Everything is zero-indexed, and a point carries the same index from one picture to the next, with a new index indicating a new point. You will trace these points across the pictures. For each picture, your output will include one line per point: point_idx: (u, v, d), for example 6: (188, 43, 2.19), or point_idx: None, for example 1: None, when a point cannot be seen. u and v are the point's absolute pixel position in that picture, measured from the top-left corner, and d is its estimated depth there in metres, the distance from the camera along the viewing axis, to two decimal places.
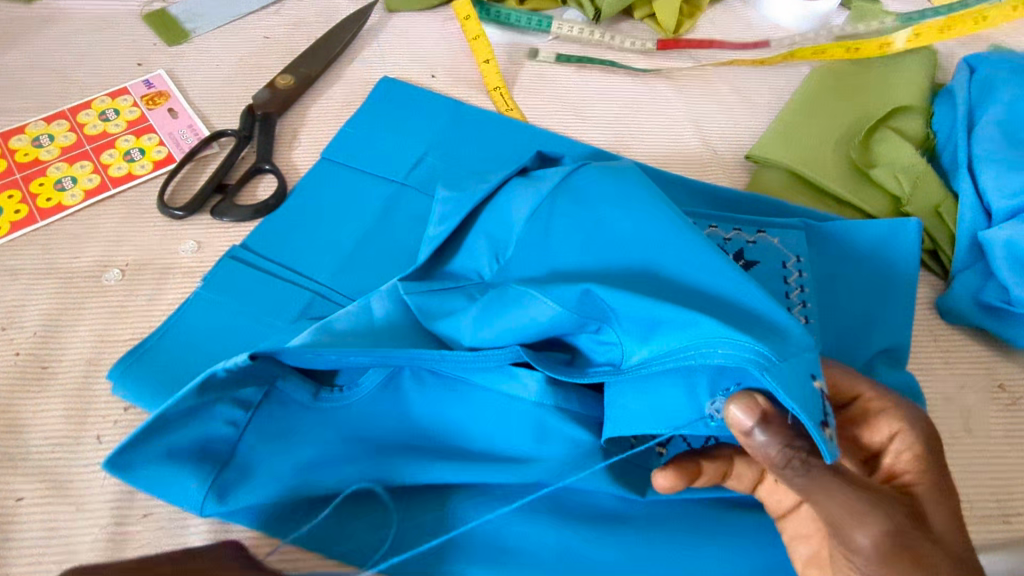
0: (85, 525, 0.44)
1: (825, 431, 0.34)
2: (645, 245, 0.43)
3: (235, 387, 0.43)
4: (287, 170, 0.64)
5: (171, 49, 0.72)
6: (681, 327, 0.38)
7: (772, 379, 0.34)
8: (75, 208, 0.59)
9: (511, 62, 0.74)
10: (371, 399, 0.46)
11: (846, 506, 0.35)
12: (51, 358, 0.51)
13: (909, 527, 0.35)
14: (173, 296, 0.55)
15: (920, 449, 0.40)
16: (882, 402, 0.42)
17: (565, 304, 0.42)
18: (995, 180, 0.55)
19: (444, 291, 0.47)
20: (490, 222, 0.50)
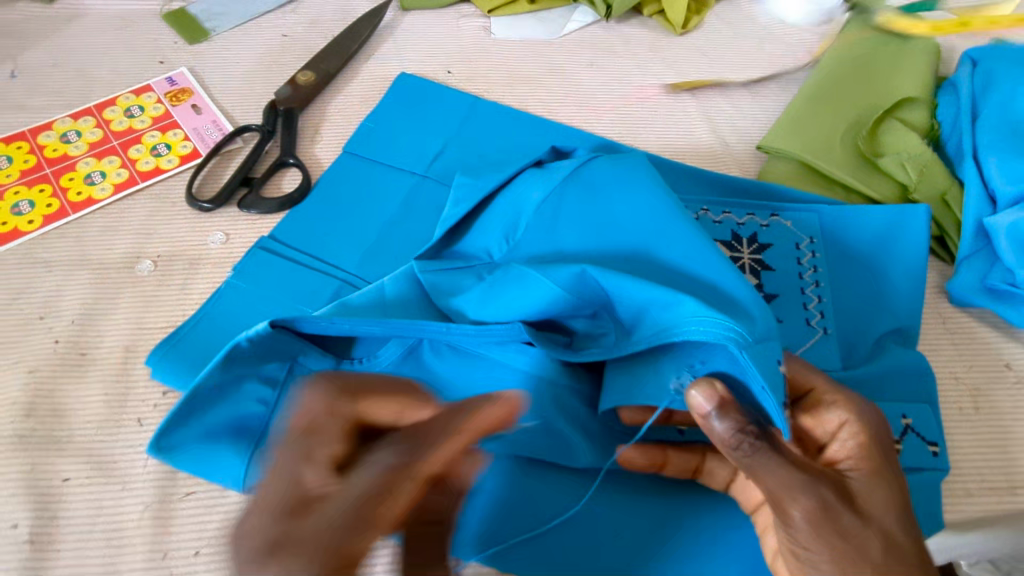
0: (131, 502, 0.45)
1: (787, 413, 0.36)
2: (643, 232, 0.45)
3: (260, 364, 0.44)
4: (310, 163, 0.66)
5: (192, 47, 0.74)
6: (667, 308, 0.40)
7: (749, 357, 0.36)
8: (106, 201, 0.61)
9: (525, 58, 0.76)
10: (393, 368, 0.46)
11: (785, 484, 0.35)
12: (89, 346, 0.52)
13: (844, 508, 0.35)
14: (204, 285, 0.57)
15: (866, 438, 0.38)
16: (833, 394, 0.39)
17: (561, 285, 0.43)
18: (999, 169, 0.57)
19: (454, 269, 0.49)
20: (503, 205, 0.51)
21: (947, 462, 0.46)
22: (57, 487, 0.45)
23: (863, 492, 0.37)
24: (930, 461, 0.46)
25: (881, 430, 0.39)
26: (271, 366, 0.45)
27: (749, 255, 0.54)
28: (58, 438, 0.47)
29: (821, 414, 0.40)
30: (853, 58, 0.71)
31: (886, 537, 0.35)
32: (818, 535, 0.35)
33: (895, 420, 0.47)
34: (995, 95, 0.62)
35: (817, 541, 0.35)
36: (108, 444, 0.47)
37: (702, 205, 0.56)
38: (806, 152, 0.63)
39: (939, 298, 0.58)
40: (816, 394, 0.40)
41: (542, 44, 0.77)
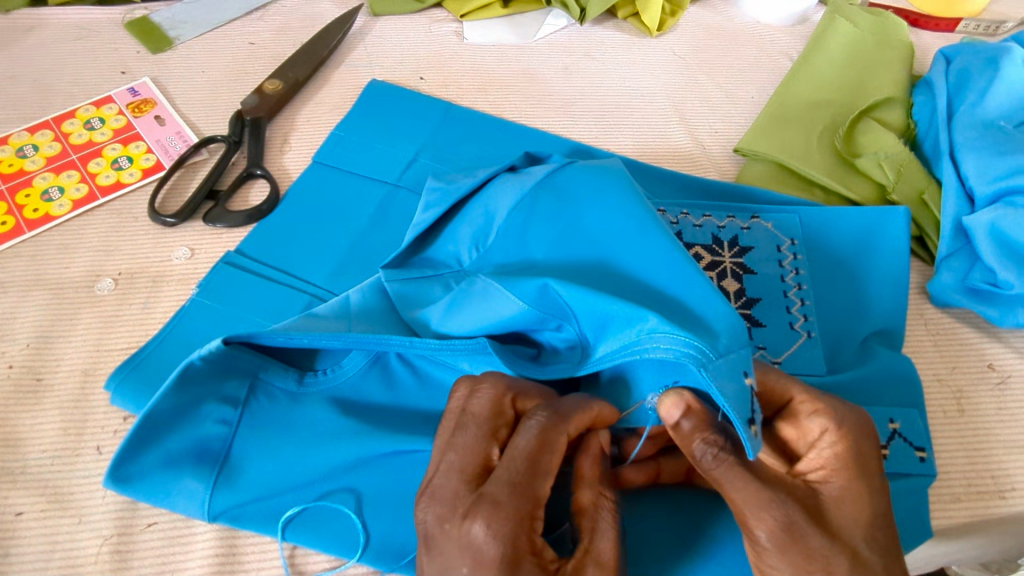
0: (88, 536, 0.43)
1: (751, 428, 0.34)
2: (612, 243, 0.44)
3: (219, 383, 0.43)
4: (279, 174, 0.64)
5: (155, 57, 0.72)
6: (629, 322, 0.38)
7: (709, 375, 0.35)
8: (64, 218, 0.58)
9: (499, 63, 0.74)
10: (358, 379, 0.45)
11: (750, 496, 0.34)
12: (46, 370, 0.50)
13: (810, 525, 0.34)
14: (167, 304, 0.54)
15: (843, 449, 0.36)
16: (814, 403, 0.37)
17: (527, 300, 0.41)
18: (976, 167, 0.56)
19: (419, 279, 0.48)
20: (475, 211, 0.49)
21: (935, 467, 0.46)
22: (10, 522, 0.43)
23: (835, 507, 0.35)
24: (917, 466, 0.45)
25: (863, 440, 0.37)
26: (230, 384, 0.43)
27: (730, 259, 0.53)
28: (12, 470, 0.45)
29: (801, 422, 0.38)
30: (832, 61, 0.71)
31: (853, 554, 0.34)
32: (780, 552, 0.34)
33: (882, 425, 0.46)
34: (967, 94, 0.61)
35: (780, 560, 0.34)
36: (65, 475, 0.45)
37: (681, 208, 0.55)
38: (782, 154, 0.62)
39: (921, 299, 0.58)
40: (797, 403, 0.38)
41: (516, 48, 0.76)
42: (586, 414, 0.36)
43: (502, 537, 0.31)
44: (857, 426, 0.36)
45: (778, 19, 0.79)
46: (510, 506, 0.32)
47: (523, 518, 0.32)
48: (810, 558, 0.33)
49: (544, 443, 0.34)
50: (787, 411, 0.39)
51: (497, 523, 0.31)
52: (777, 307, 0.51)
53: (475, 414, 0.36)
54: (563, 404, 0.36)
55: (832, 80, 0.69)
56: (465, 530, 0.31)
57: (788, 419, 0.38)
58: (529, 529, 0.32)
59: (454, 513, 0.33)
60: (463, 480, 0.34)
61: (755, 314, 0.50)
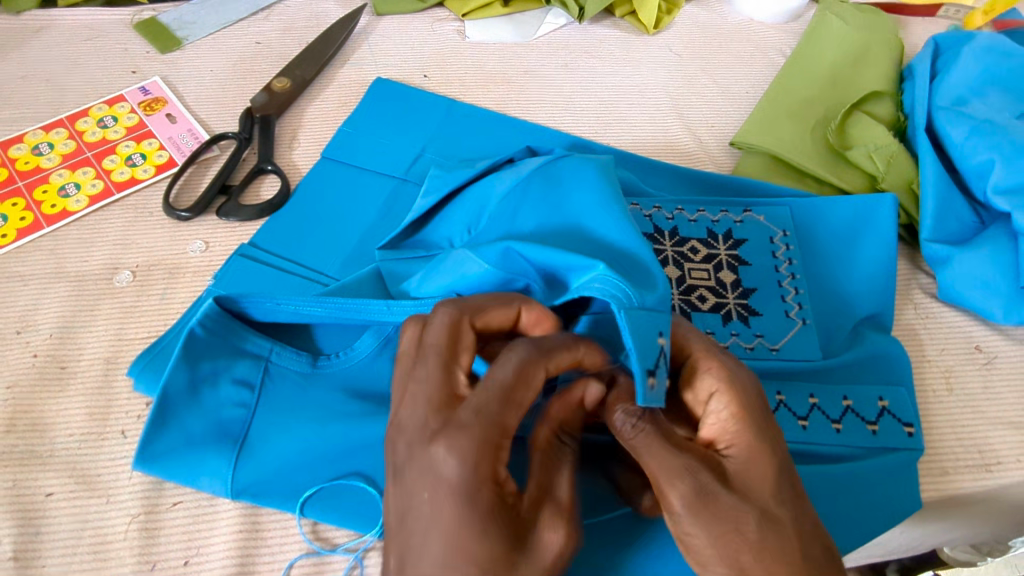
0: (116, 515, 0.45)
1: (649, 379, 0.34)
2: (583, 213, 0.45)
3: (232, 363, 0.46)
4: (289, 170, 0.65)
5: (164, 57, 0.73)
6: (578, 274, 0.40)
7: (627, 316, 0.36)
8: (80, 214, 0.60)
9: (500, 61, 0.76)
10: (370, 361, 0.47)
11: (658, 465, 0.33)
12: (69, 359, 0.52)
13: (716, 491, 0.32)
14: (185, 294, 0.56)
15: (737, 407, 0.35)
16: (707, 360, 0.36)
17: (490, 262, 0.43)
18: (1004, 166, 0.57)
19: (409, 258, 0.52)
20: (472, 196, 0.52)
21: (922, 441, 0.48)
22: (41, 502, 0.45)
23: (741, 472, 0.33)
24: (905, 441, 0.48)
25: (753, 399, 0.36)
26: (241, 364, 0.46)
27: (726, 251, 0.55)
28: (41, 453, 0.47)
29: (697, 381, 0.36)
30: (825, 58, 0.73)
31: (764, 511, 0.32)
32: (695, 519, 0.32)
33: (872, 402, 0.49)
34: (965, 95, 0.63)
35: (693, 528, 0.32)
36: (91, 458, 0.47)
37: (676, 204, 0.57)
38: (778, 146, 0.64)
39: (911, 284, 0.60)
40: (694, 361, 0.37)
41: (517, 46, 0.78)
42: (571, 354, 0.35)
43: (468, 462, 0.30)
44: (745, 383, 0.36)
45: (770, 17, 0.81)
46: (475, 433, 0.31)
47: (488, 445, 0.31)
48: (721, 525, 0.32)
49: (521, 379, 0.33)
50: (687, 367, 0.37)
51: (460, 445, 0.31)
52: (771, 294, 0.53)
53: (431, 346, 0.35)
54: (550, 340, 0.35)
55: (819, 75, 0.71)
56: (432, 454, 0.31)
57: (685, 378, 0.37)
58: (494, 459, 0.31)
59: (420, 438, 0.32)
60: (431, 409, 0.33)
61: (752, 304, 0.52)
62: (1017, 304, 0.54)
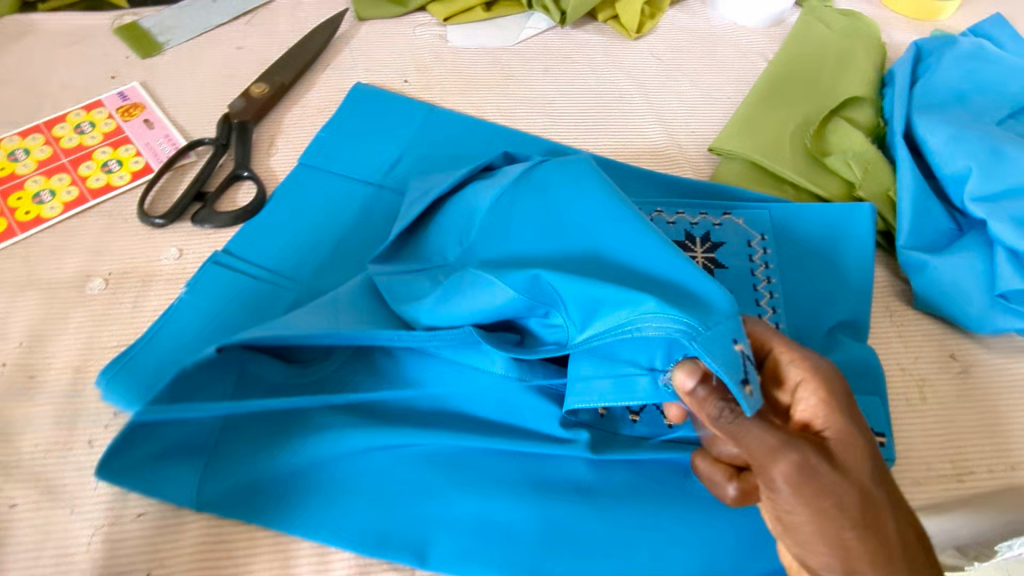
0: (79, 526, 0.44)
1: (746, 388, 0.36)
2: (596, 230, 0.45)
3: (204, 373, 0.42)
4: (265, 176, 0.65)
5: (143, 61, 0.73)
6: (625, 304, 0.40)
7: (699, 346, 0.37)
8: (54, 220, 0.60)
9: (481, 65, 0.76)
10: (342, 369, 0.48)
11: (762, 446, 0.36)
12: (38, 368, 0.51)
13: (822, 466, 0.36)
14: (157, 302, 0.56)
15: (827, 394, 0.39)
16: (792, 352, 0.40)
17: (519, 289, 0.43)
18: (980, 174, 0.57)
19: (411, 273, 0.50)
20: (456, 210, 0.52)
21: (893, 451, 0.48)
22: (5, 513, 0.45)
23: (838, 451, 0.37)
24: (877, 451, 0.48)
25: (839, 388, 0.40)
26: (217, 375, 0.43)
27: (702, 254, 0.54)
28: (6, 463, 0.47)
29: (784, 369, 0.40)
30: (807, 64, 0.72)
31: (863, 490, 0.36)
32: (798, 494, 0.35)
33: None
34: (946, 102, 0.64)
35: (798, 503, 0.35)
36: (57, 468, 0.47)
37: (655, 206, 0.57)
38: (759, 153, 0.64)
39: (888, 291, 0.60)
40: (777, 351, 0.41)
41: (498, 50, 0.78)
42: None
43: None
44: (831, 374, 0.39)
45: (756, 22, 0.82)
46: None
47: None
48: (825, 501, 0.35)
49: None
50: (767, 360, 0.41)
51: None
52: (747, 299, 0.52)
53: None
54: None
55: (800, 80, 0.71)
56: None
57: (769, 368, 0.41)
58: None
59: None
60: None
61: None
62: (988, 313, 0.55)
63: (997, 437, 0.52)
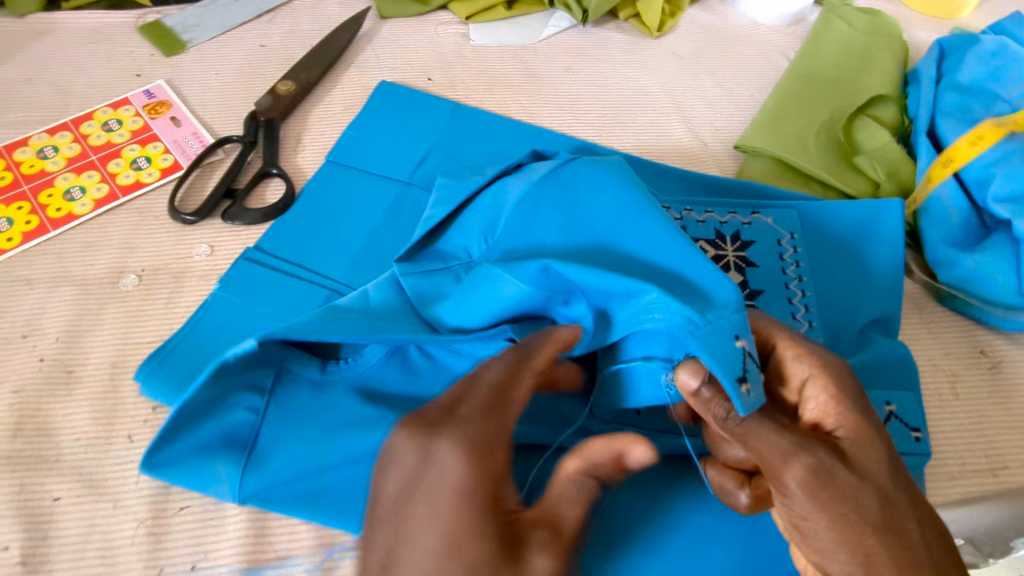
0: (123, 520, 0.45)
1: (742, 386, 0.37)
2: (613, 228, 0.46)
3: (248, 370, 0.45)
4: (293, 173, 0.65)
5: (168, 60, 0.73)
6: (634, 299, 0.41)
7: (699, 341, 0.38)
8: (86, 217, 0.60)
9: (504, 63, 0.76)
10: (378, 368, 0.48)
11: (774, 451, 0.37)
12: (75, 363, 0.52)
13: (837, 472, 0.36)
14: (190, 298, 0.56)
15: (836, 393, 0.39)
16: (796, 350, 0.41)
17: (530, 281, 0.44)
18: (1005, 174, 0.56)
19: (433, 271, 0.50)
20: (483, 206, 0.52)
21: (929, 446, 0.48)
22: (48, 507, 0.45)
23: (852, 453, 0.37)
24: (912, 446, 0.48)
25: (849, 386, 0.40)
26: (258, 372, 0.46)
27: (733, 252, 0.55)
28: (47, 458, 0.47)
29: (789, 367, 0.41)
30: (827, 61, 0.73)
31: (879, 493, 0.36)
32: (813, 499, 0.36)
33: (881, 407, 0.49)
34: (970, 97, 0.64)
35: (813, 510, 0.36)
36: (97, 462, 0.47)
37: (684, 205, 0.57)
38: (784, 151, 0.64)
39: (916, 288, 0.60)
40: (780, 348, 0.41)
41: (520, 48, 0.78)
42: None
43: None
44: (837, 372, 0.40)
45: (774, 19, 0.82)
46: None
47: None
48: (841, 507, 0.35)
49: None
50: (772, 357, 0.42)
51: None
52: (778, 296, 0.53)
53: (486, 378, 0.38)
54: None
55: (822, 78, 0.71)
56: None
57: (776, 366, 0.42)
58: None
59: None
60: None
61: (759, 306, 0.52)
62: (1015, 309, 0.55)
63: None
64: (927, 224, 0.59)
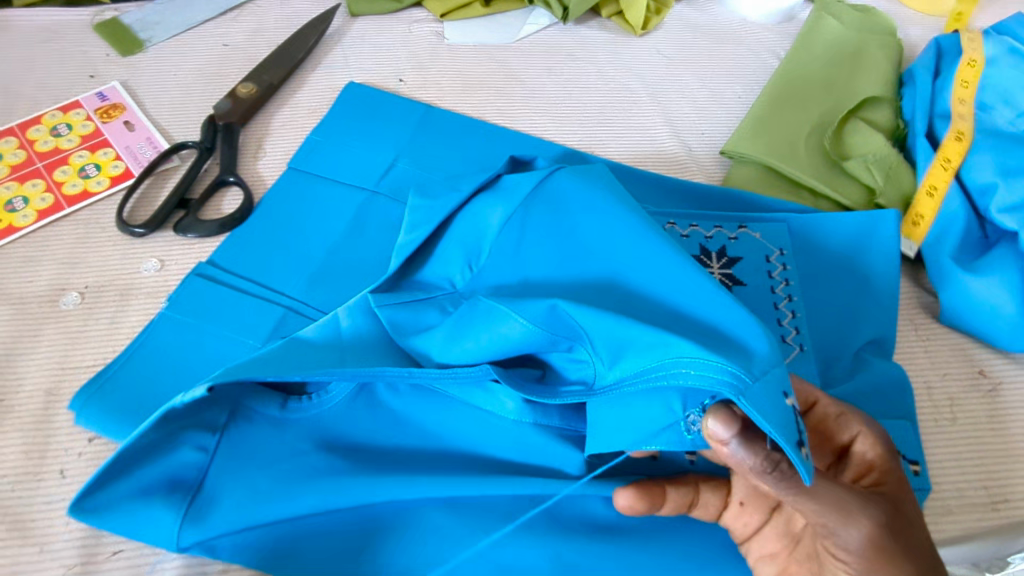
0: (50, 566, 0.42)
1: (802, 450, 0.32)
2: (622, 261, 0.42)
3: (198, 413, 0.42)
4: (253, 182, 0.62)
5: (125, 60, 0.69)
6: (657, 351, 0.36)
7: (747, 403, 0.33)
8: (27, 230, 0.56)
9: (480, 63, 0.73)
10: (343, 408, 0.44)
11: (842, 501, 0.34)
12: (7, 391, 0.48)
13: (897, 527, 0.35)
14: (136, 318, 0.53)
15: (883, 444, 0.39)
16: (837, 406, 0.40)
17: (534, 321, 0.40)
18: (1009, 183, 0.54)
19: (413, 303, 0.45)
20: (462, 232, 0.48)
21: (928, 481, 0.45)
22: None
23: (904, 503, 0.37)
24: (913, 481, 0.45)
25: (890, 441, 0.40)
26: (209, 411, 0.42)
27: (718, 270, 0.51)
28: None
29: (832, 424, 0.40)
30: (819, 61, 0.69)
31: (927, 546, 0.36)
32: (875, 554, 0.34)
33: None
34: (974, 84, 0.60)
35: (876, 563, 0.34)
36: (26, 501, 0.44)
37: (667, 218, 0.54)
38: (774, 158, 0.61)
39: (912, 303, 0.56)
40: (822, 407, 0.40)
41: (497, 48, 0.74)
42: None
43: None
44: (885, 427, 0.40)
45: (762, 17, 0.78)
46: None
47: None
48: (898, 559, 0.34)
49: None
50: (812, 414, 0.41)
51: None
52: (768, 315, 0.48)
53: None
54: None
55: (817, 80, 0.67)
56: None
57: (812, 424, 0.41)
58: None
59: None
60: None
61: None
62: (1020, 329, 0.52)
63: None
64: (936, 216, 0.56)
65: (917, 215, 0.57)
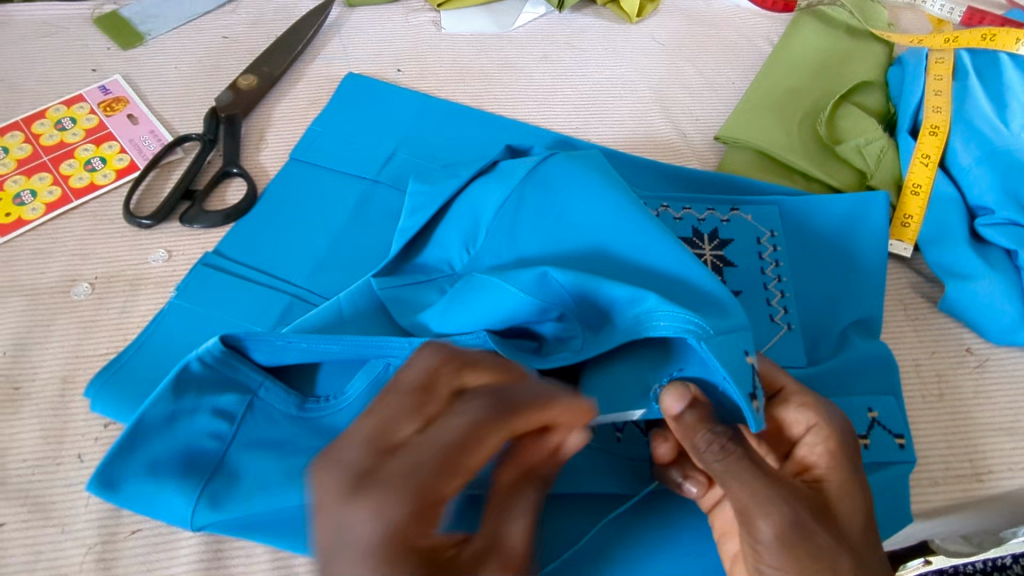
0: (71, 545, 0.44)
1: (751, 403, 0.36)
2: (605, 230, 0.45)
3: (215, 393, 0.43)
4: (255, 173, 0.63)
5: (125, 53, 0.70)
6: (631, 303, 0.40)
7: (709, 347, 0.37)
8: (36, 223, 0.57)
9: (477, 52, 0.73)
10: (357, 404, 0.43)
11: (752, 495, 0.36)
12: (23, 379, 0.50)
13: (814, 532, 0.35)
14: (145, 307, 0.54)
15: (831, 438, 0.39)
16: (801, 396, 0.40)
17: (523, 288, 0.42)
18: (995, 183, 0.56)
19: (414, 284, 0.48)
20: (459, 214, 0.50)
21: (914, 454, 0.47)
22: None
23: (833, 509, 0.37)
24: (896, 454, 0.46)
25: (845, 437, 0.39)
26: (224, 395, 0.43)
27: (711, 251, 0.53)
28: None
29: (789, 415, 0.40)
30: (812, 47, 0.70)
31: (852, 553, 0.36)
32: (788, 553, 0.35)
33: (861, 414, 0.47)
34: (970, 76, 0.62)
35: (781, 561, 0.35)
36: (44, 485, 0.46)
37: (662, 201, 0.55)
38: (765, 142, 0.62)
39: (902, 283, 0.58)
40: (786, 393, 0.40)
41: (494, 37, 0.75)
42: None
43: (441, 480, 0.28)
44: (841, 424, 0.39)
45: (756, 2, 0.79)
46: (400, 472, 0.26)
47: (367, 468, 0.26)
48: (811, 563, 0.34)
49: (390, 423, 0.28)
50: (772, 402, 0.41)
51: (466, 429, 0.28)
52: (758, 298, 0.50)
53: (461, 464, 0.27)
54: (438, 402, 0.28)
55: (807, 65, 0.69)
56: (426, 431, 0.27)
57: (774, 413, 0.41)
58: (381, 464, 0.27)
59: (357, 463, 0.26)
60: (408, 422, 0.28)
61: None
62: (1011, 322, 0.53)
63: (1016, 433, 0.51)
64: (924, 214, 0.57)
65: (906, 215, 0.58)
